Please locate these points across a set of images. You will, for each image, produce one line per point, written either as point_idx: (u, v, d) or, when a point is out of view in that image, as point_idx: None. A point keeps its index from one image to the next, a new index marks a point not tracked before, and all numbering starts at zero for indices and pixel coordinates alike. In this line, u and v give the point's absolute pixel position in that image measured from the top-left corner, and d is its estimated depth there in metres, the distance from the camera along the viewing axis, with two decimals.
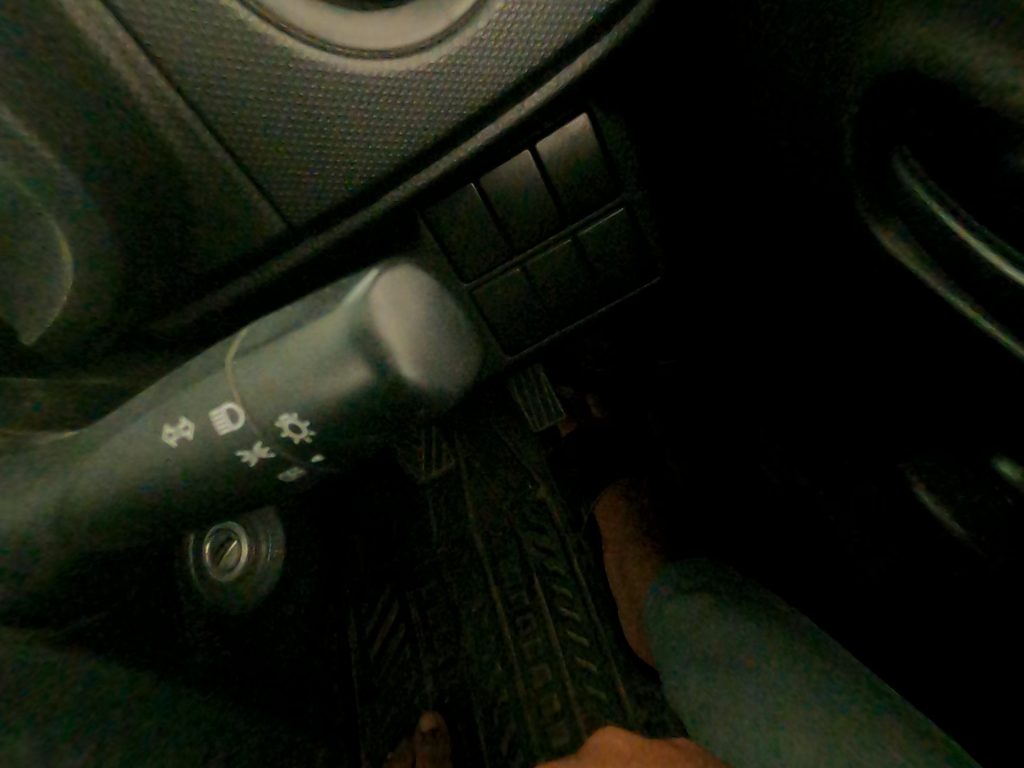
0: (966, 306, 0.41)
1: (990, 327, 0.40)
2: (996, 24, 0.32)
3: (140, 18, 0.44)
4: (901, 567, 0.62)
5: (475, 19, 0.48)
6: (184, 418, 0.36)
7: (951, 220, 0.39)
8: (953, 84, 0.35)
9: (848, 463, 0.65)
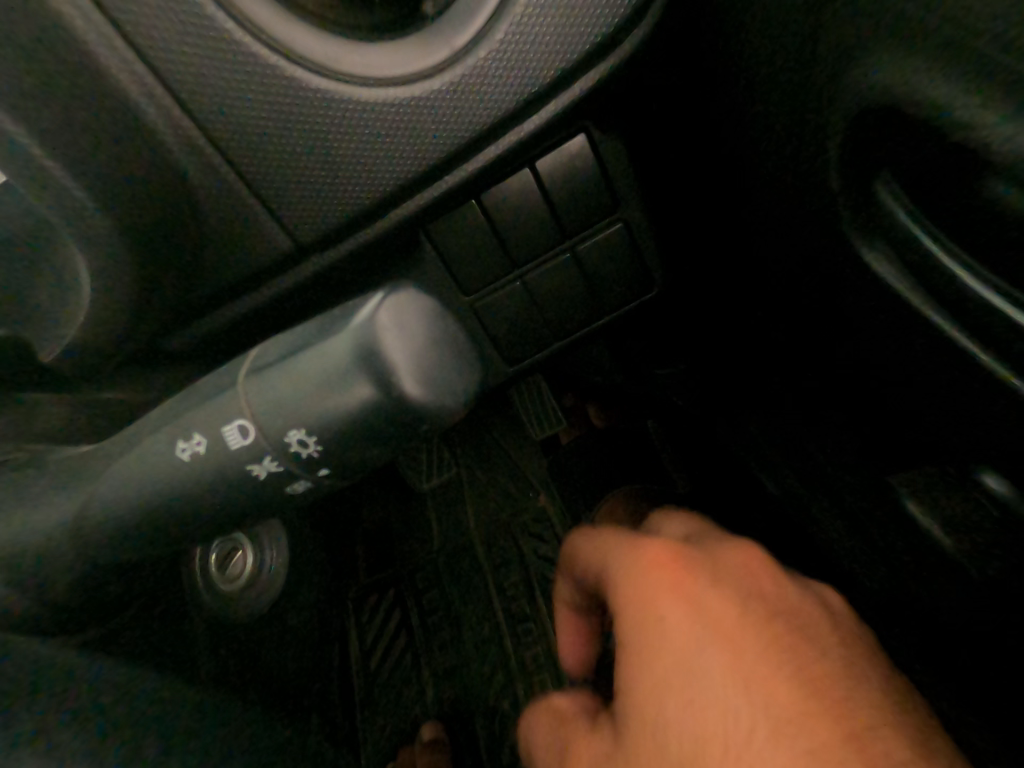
0: (953, 331, 0.43)
1: (979, 352, 0.42)
2: (967, 61, 0.34)
3: (160, 53, 0.47)
4: (894, 575, 0.63)
5: (475, 48, 0.51)
6: (197, 434, 0.38)
7: (938, 248, 0.41)
8: (926, 118, 0.37)
9: (840, 474, 0.67)
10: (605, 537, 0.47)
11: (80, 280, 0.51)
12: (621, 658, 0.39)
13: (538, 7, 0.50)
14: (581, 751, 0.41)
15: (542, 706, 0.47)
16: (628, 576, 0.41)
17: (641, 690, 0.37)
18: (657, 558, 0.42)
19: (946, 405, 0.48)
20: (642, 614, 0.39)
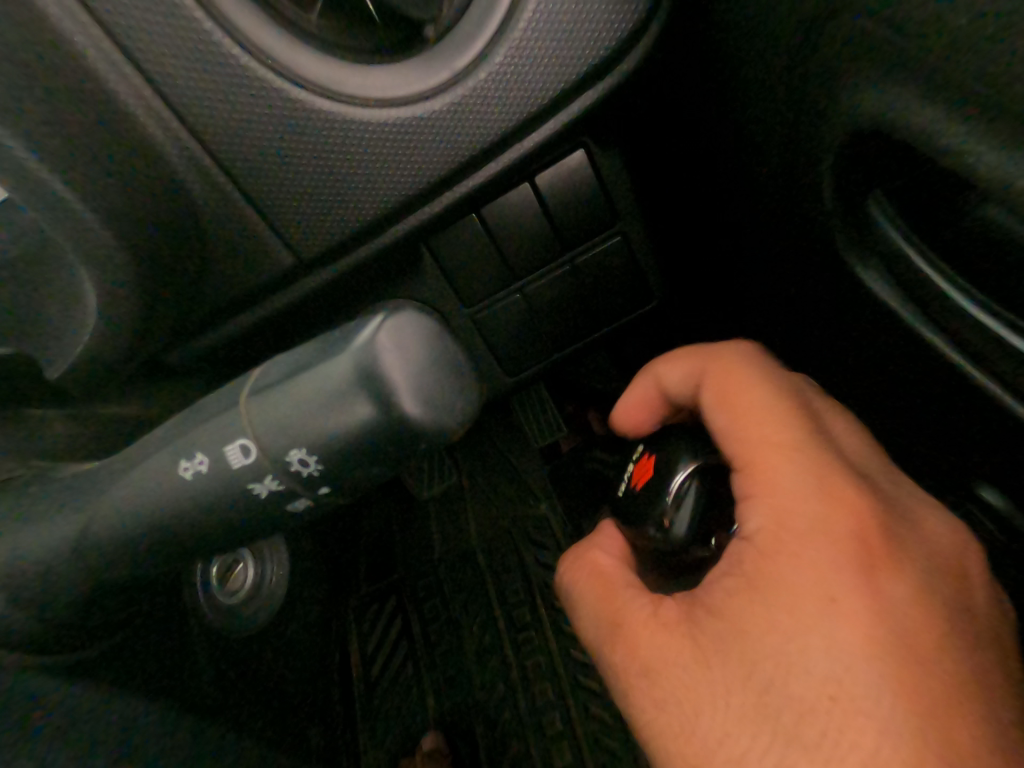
0: (946, 347, 0.44)
1: (971, 370, 0.42)
2: (952, 89, 0.35)
3: (166, 78, 0.48)
4: None
5: (475, 70, 0.52)
6: (199, 453, 0.38)
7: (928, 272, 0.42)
8: (916, 142, 0.38)
9: None
10: (771, 422, 0.44)
11: (85, 300, 0.52)
12: (740, 578, 0.40)
13: (537, 30, 0.51)
14: (634, 622, 0.44)
15: (592, 557, 0.51)
16: (790, 506, 0.40)
17: (751, 619, 0.38)
18: (841, 524, 0.39)
19: (945, 419, 0.48)
20: (793, 554, 0.39)
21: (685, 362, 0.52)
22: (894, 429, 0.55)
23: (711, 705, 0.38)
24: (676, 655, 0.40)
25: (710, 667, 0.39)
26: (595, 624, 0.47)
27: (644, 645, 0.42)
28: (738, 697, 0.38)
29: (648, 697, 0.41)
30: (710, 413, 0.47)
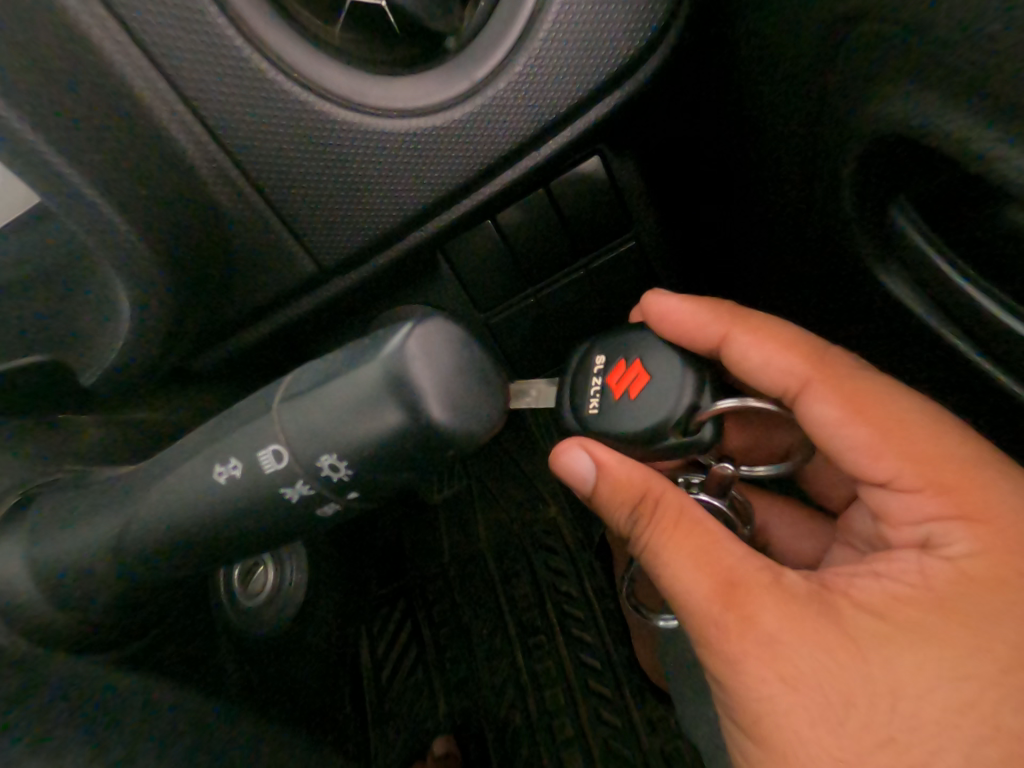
0: (964, 344, 0.44)
1: (986, 365, 0.43)
2: (981, 97, 0.35)
3: (197, 92, 0.49)
4: None
5: (496, 79, 0.53)
6: (233, 458, 0.39)
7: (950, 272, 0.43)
8: (944, 149, 0.38)
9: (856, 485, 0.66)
10: (919, 430, 0.46)
11: (120, 306, 0.53)
12: (922, 593, 0.43)
13: (557, 40, 0.52)
14: (757, 588, 0.43)
15: (681, 497, 0.47)
16: (974, 509, 0.44)
17: (933, 625, 0.42)
18: (986, 535, 0.43)
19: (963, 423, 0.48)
20: (993, 554, 0.43)
21: (770, 349, 0.52)
22: None
23: (863, 695, 0.41)
24: (824, 637, 0.42)
25: (863, 657, 0.41)
26: (688, 566, 0.45)
27: (765, 614, 0.43)
28: (903, 696, 0.40)
29: (772, 674, 0.42)
30: (840, 424, 0.48)
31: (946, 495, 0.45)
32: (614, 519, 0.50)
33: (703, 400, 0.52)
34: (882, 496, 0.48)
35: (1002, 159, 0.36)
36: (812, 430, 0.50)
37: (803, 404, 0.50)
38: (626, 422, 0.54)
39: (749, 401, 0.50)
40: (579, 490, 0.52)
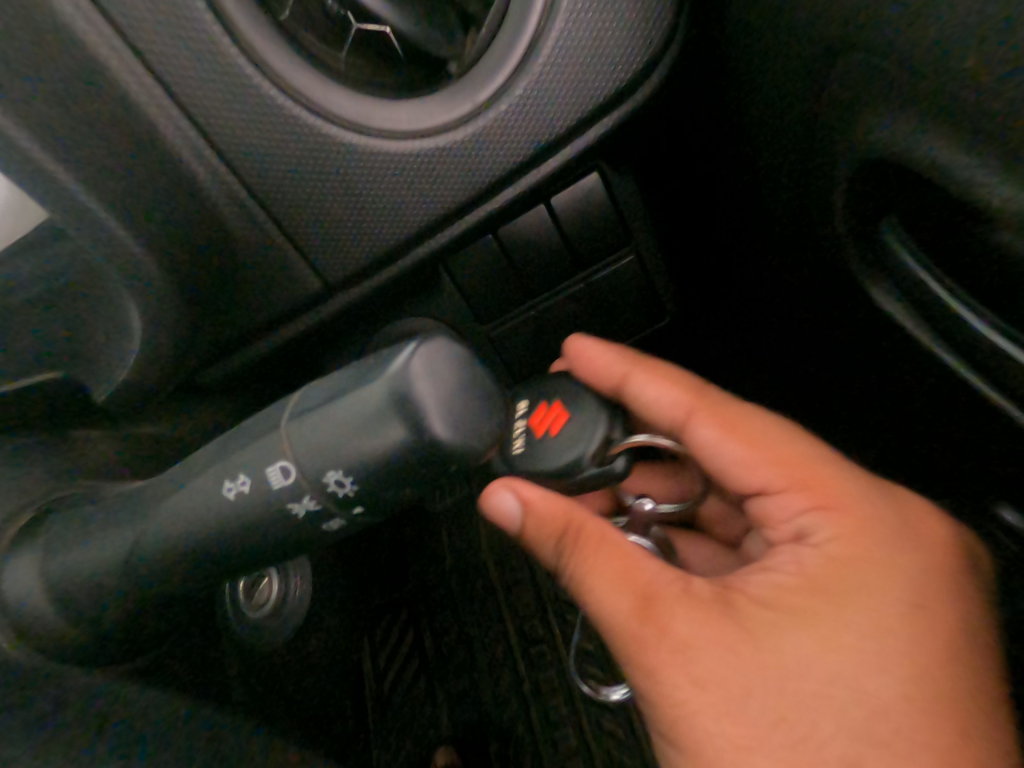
0: (969, 373, 0.45)
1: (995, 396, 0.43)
2: (969, 122, 0.36)
3: (207, 116, 0.51)
4: None
5: (496, 102, 0.55)
6: (242, 473, 0.40)
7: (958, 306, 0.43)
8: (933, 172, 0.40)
9: None
10: (778, 441, 0.51)
11: (131, 325, 0.55)
12: (802, 580, 0.45)
13: (555, 65, 0.54)
14: (667, 597, 0.44)
15: (598, 522, 0.48)
16: (831, 498, 0.48)
17: (815, 611, 0.44)
18: (851, 528, 0.47)
19: (958, 435, 0.49)
20: (852, 537, 0.46)
21: (663, 383, 0.56)
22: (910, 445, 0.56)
23: (762, 686, 0.42)
24: (724, 635, 0.43)
25: (760, 650, 0.43)
26: (609, 590, 0.45)
27: (677, 622, 0.43)
28: (797, 683, 0.42)
29: (684, 678, 0.42)
30: (719, 443, 0.52)
31: (808, 489, 0.49)
32: (540, 552, 0.50)
33: (613, 433, 0.55)
34: (764, 506, 0.51)
35: (988, 183, 0.37)
36: (700, 453, 0.54)
37: (688, 431, 0.54)
38: (547, 461, 0.55)
39: (659, 438, 0.53)
40: (506, 527, 0.52)
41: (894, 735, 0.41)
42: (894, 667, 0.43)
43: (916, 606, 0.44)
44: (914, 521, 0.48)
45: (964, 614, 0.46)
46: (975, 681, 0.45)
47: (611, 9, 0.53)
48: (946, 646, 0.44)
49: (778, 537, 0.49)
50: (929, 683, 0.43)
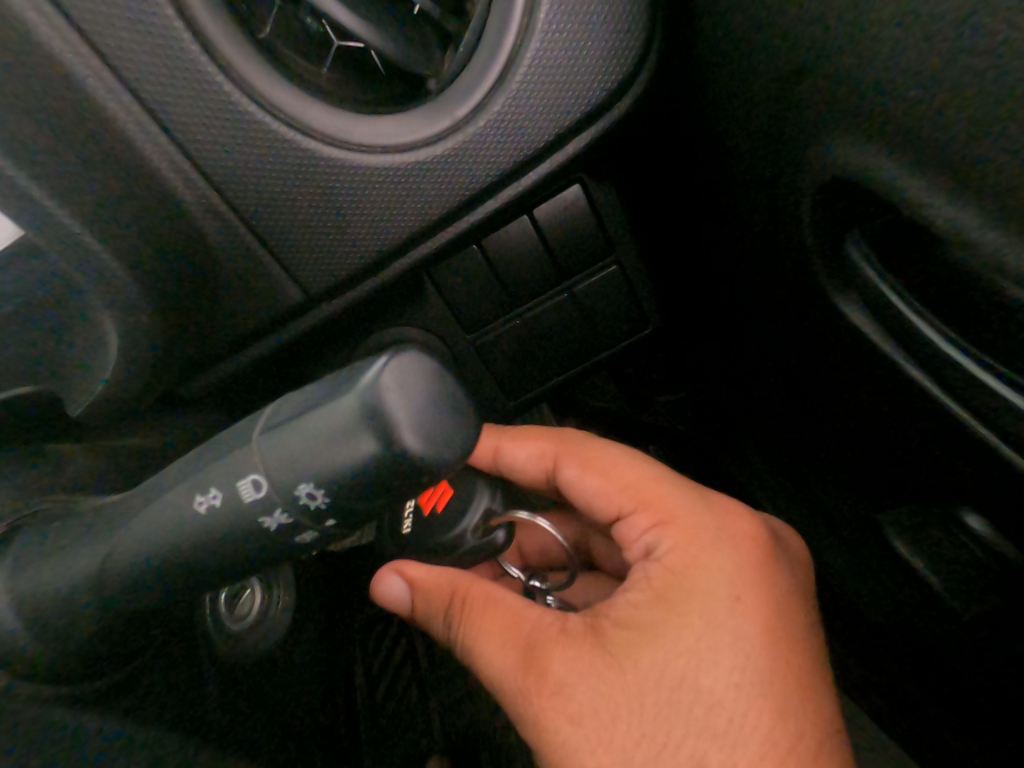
0: (936, 390, 0.47)
1: (962, 413, 0.46)
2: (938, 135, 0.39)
3: (187, 131, 0.52)
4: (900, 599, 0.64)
5: (474, 118, 0.56)
6: (212, 488, 0.40)
7: (926, 326, 0.45)
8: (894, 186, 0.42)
9: (842, 502, 0.66)
10: (628, 466, 0.56)
11: (108, 338, 0.55)
12: (648, 594, 0.49)
13: (533, 83, 0.55)
14: (545, 641, 0.48)
15: (482, 584, 0.52)
16: (662, 511, 0.53)
17: (661, 623, 0.47)
18: (698, 534, 0.51)
19: (924, 441, 0.51)
20: (682, 543, 0.51)
21: (528, 441, 0.59)
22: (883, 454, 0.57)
23: (626, 709, 0.45)
24: (590, 665, 0.46)
25: (623, 671, 0.46)
26: (498, 649, 0.49)
27: (555, 664, 0.47)
28: (648, 697, 0.45)
29: (563, 718, 0.46)
30: (581, 478, 0.56)
31: (648, 507, 0.53)
32: (437, 627, 0.54)
33: (494, 505, 0.57)
34: (621, 531, 0.55)
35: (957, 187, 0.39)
36: (568, 491, 0.58)
37: (556, 476, 0.58)
38: (434, 536, 0.58)
39: (538, 518, 0.54)
40: (405, 611, 0.56)
41: (729, 724, 0.45)
42: (725, 658, 0.46)
43: (739, 600, 0.48)
44: (735, 525, 0.52)
45: (790, 597, 0.51)
46: (804, 661, 0.48)
47: (586, 31, 0.54)
48: (769, 629, 0.48)
49: (633, 557, 0.53)
50: (765, 672, 0.47)
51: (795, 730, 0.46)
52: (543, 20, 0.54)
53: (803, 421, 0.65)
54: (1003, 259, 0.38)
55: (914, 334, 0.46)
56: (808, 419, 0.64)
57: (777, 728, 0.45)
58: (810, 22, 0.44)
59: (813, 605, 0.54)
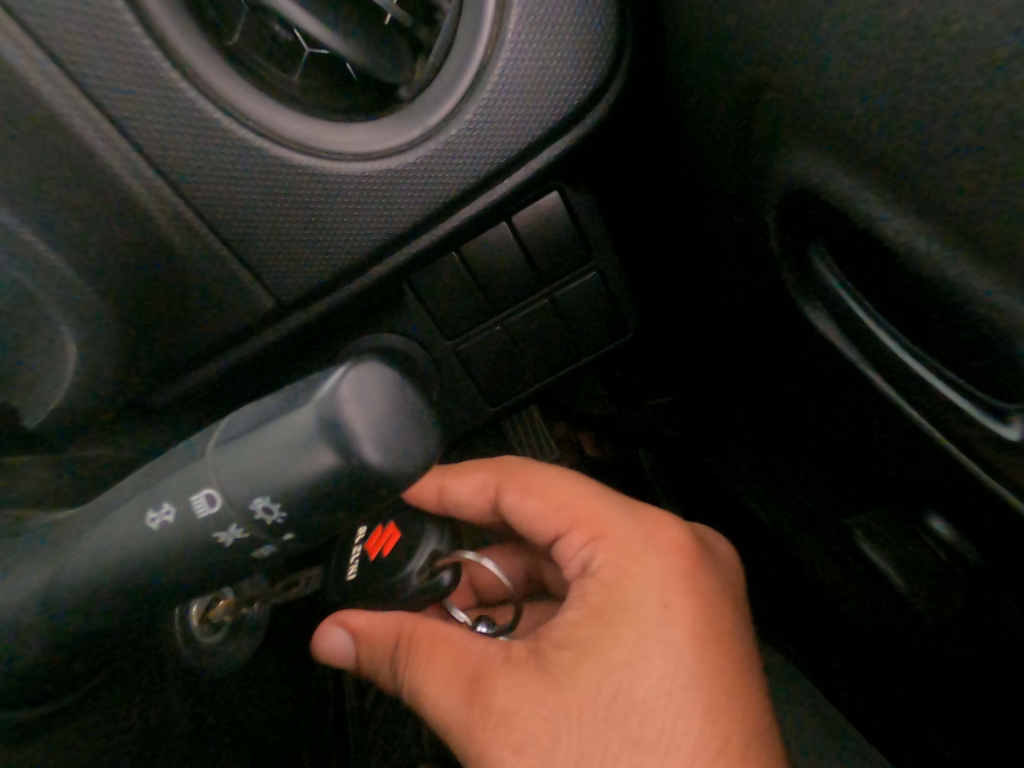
0: (912, 413, 0.47)
1: (954, 451, 0.45)
2: (895, 147, 0.39)
3: (150, 139, 0.51)
4: (879, 605, 0.63)
5: (446, 126, 0.56)
6: (166, 504, 0.40)
7: (900, 350, 0.46)
8: (858, 192, 0.43)
9: (823, 508, 0.66)
10: (564, 486, 0.55)
11: (65, 347, 0.54)
12: (585, 611, 0.49)
13: (504, 92, 0.55)
14: (489, 671, 0.48)
15: (428, 623, 0.52)
16: (595, 526, 0.53)
17: (597, 638, 0.47)
18: (631, 543, 0.51)
19: (893, 447, 0.51)
20: (614, 556, 0.51)
21: (470, 474, 0.58)
22: (853, 461, 0.57)
23: (566, 731, 0.45)
24: (532, 690, 0.46)
25: (563, 692, 0.46)
26: (443, 687, 0.48)
27: (500, 695, 0.46)
28: (586, 714, 0.45)
29: (507, 748, 0.45)
30: (521, 503, 0.56)
31: (582, 526, 0.53)
32: (385, 675, 0.52)
33: (442, 547, 0.57)
34: (558, 552, 0.54)
35: (918, 193, 0.39)
36: (511, 517, 0.56)
37: (498, 504, 0.57)
38: (380, 580, 0.57)
39: (484, 558, 0.53)
40: (351, 661, 0.55)
41: (661, 733, 0.45)
42: (656, 666, 0.46)
43: (667, 607, 0.48)
44: (660, 532, 0.52)
45: (715, 596, 0.51)
46: (733, 661, 0.48)
47: (556, 40, 0.55)
48: (698, 634, 0.48)
49: (571, 575, 0.53)
50: (695, 677, 0.47)
51: (742, 733, 0.46)
52: (512, 30, 0.54)
53: (784, 428, 0.65)
54: (961, 263, 0.39)
55: (876, 344, 0.47)
56: (790, 426, 0.64)
57: (707, 732, 0.45)
58: (769, 36, 0.45)
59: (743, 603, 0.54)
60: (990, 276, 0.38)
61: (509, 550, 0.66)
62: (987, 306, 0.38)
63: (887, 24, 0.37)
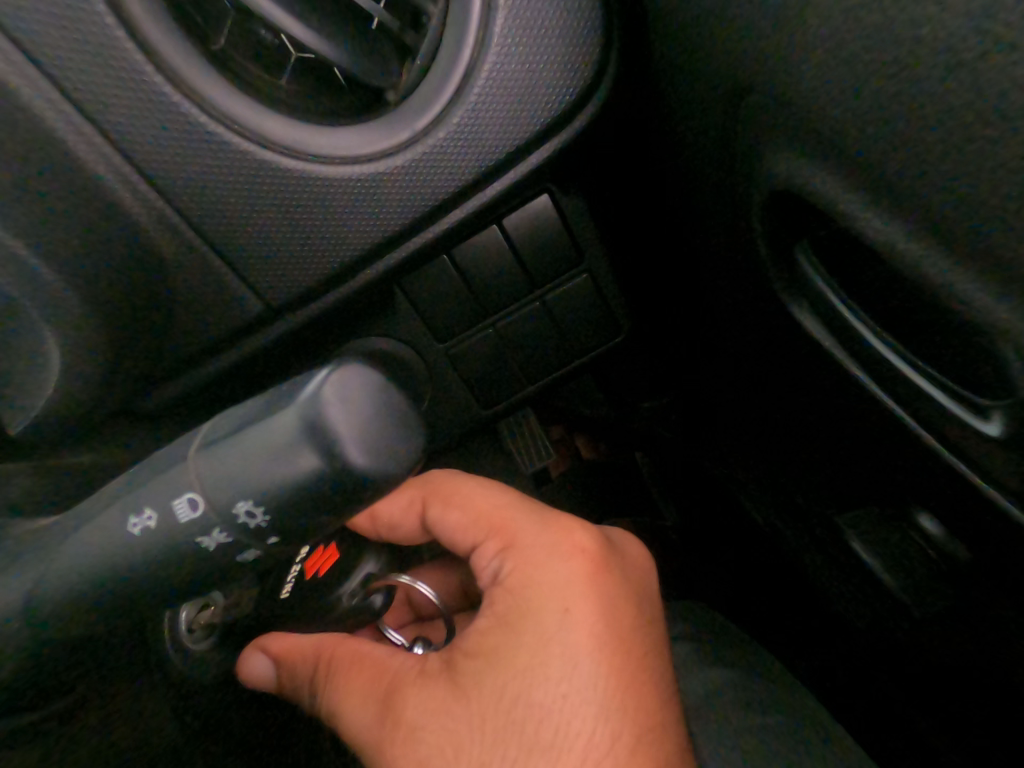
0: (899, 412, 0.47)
1: (928, 440, 0.45)
2: (876, 147, 0.40)
3: (136, 144, 0.51)
4: (872, 601, 0.63)
5: (433, 129, 0.56)
6: (148, 508, 0.40)
7: (880, 344, 0.46)
8: (843, 191, 0.43)
9: (803, 501, 0.66)
10: (482, 495, 0.55)
11: (42, 340, 0.53)
12: (493, 618, 0.49)
13: (489, 95, 0.55)
14: (404, 684, 0.48)
15: (348, 642, 0.52)
16: (507, 536, 0.52)
17: (505, 646, 0.47)
18: (540, 548, 0.51)
19: (879, 443, 0.51)
20: (521, 564, 0.50)
21: (391, 497, 0.58)
22: (841, 457, 0.57)
23: (467, 738, 0.45)
24: (439, 702, 0.46)
25: (469, 702, 0.46)
26: (358, 703, 0.49)
27: (410, 708, 0.47)
28: (488, 723, 0.45)
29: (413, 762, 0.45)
30: (443, 517, 0.55)
31: (498, 534, 0.53)
32: (303, 695, 0.52)
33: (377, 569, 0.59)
34: (475, 562, 0.54)
35: (899, 189, 0.39)
36: (435, 532, 0.56)
37: (425, 519, 0.57)
38: (310, 602, 0.56)
39: (416, 580, 0.54)
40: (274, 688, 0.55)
41: (556, 736, 0.45)
42: (555, 670, 0.46)
43: (567, 611, 0.48)
44: (566, 537, 0.52)
45: (620, 600, 0.50)
46: (631, 660, 0.48)
47: (542, 44, 0.55)
48: (597, 637, 0.48)
49: (485, 584, 0.52)
50: (590, 679, 0.47)
51: (659, 727, 0.47)
52: (498, 34, 0.54)
53: (776, 429, 0.64)
54: (942, 259, 0.39)
55: (861, 344, 0.47)
56: (782, 426, 0.63)
57: (597, 732, 0.46)
58: (752, 38, 0.45)
59: (653, 600, 0.54)
60: (968, 272, 0.38)
61: (443, 566, 0.66)
62: (964, 299, 0.39)
63: (864, 27, 0.38)
